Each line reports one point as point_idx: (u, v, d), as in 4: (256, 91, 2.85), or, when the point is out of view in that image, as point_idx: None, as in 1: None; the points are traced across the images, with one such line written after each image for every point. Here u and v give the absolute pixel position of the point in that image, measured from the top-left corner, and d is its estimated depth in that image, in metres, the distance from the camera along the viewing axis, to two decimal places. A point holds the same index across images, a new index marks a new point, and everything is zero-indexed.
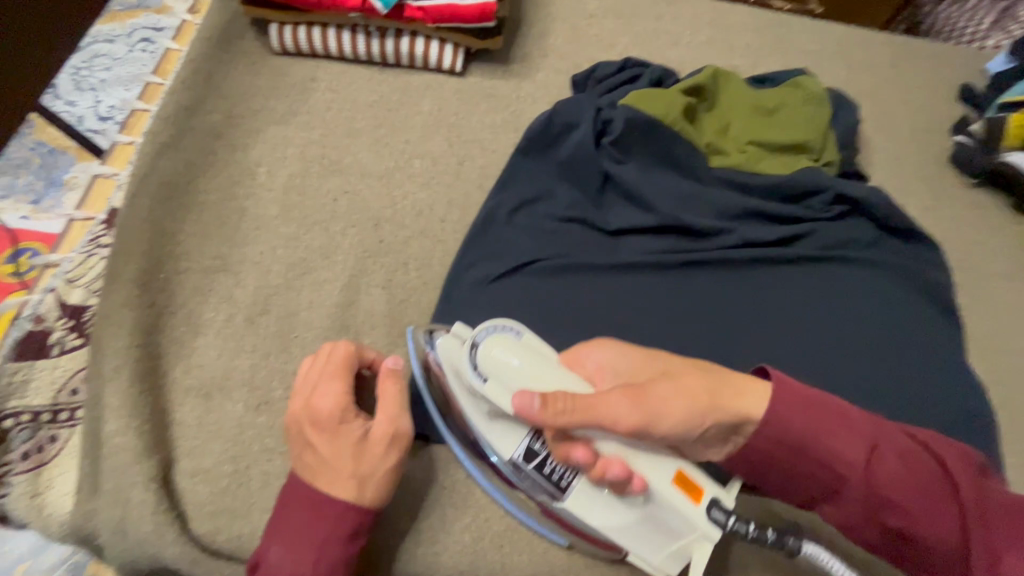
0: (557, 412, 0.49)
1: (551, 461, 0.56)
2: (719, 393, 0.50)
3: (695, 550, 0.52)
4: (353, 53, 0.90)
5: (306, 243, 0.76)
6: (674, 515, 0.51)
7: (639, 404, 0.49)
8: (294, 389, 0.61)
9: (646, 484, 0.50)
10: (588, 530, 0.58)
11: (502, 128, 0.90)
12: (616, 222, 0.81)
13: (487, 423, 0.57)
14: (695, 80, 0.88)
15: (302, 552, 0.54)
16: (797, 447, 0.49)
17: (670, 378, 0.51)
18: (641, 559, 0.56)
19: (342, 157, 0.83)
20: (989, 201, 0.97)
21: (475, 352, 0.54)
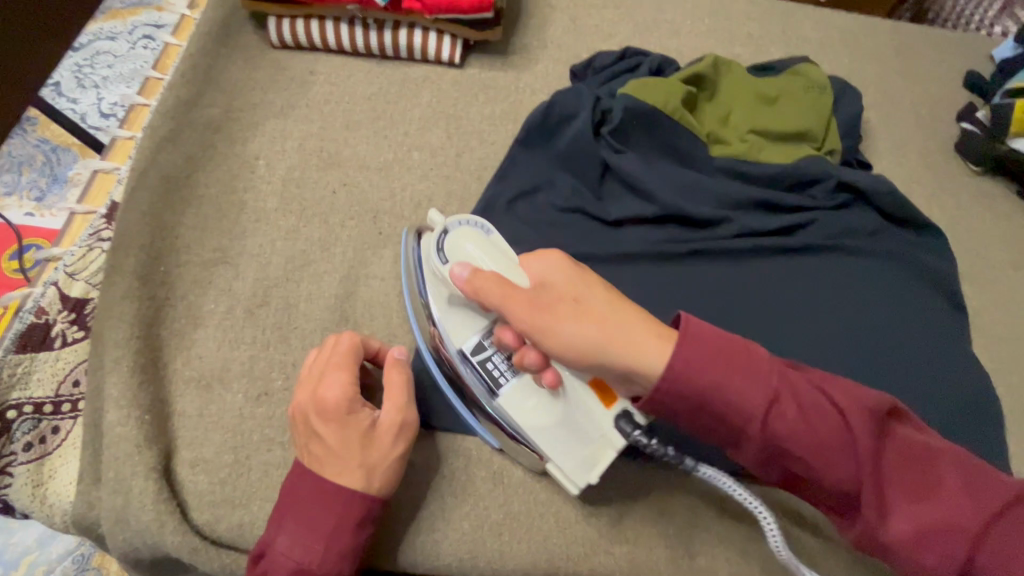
0: (485, 288, 0.56)
1: (494, 358, 0.61)
2: (619, 335, 0.52)
3: (600, 455, 0.59)
4: (352, 46, 0.89)
5: (305, 236, 0.76)
6: (582, 412, 0.59)
7: (538, 310, 0.54)
8: (299, 381, 0.61)
9: (557, 379, 0.58)
10: (510, 430, 0.62)
11: (501, 119, 0.90)
12: (616, 212, 0.80)
13: (444, 309, 0.63)
14: (696, 69, 0.88)
15: (312, 541, 0.53)
16: (694, 397, 0.48)
17: (578, 304, 0.54)
18: (551, 461, 0.60)
19: (341, 150, 0.83)
20: (996, 189, 0.96)
21: (444, 236, 0.62)
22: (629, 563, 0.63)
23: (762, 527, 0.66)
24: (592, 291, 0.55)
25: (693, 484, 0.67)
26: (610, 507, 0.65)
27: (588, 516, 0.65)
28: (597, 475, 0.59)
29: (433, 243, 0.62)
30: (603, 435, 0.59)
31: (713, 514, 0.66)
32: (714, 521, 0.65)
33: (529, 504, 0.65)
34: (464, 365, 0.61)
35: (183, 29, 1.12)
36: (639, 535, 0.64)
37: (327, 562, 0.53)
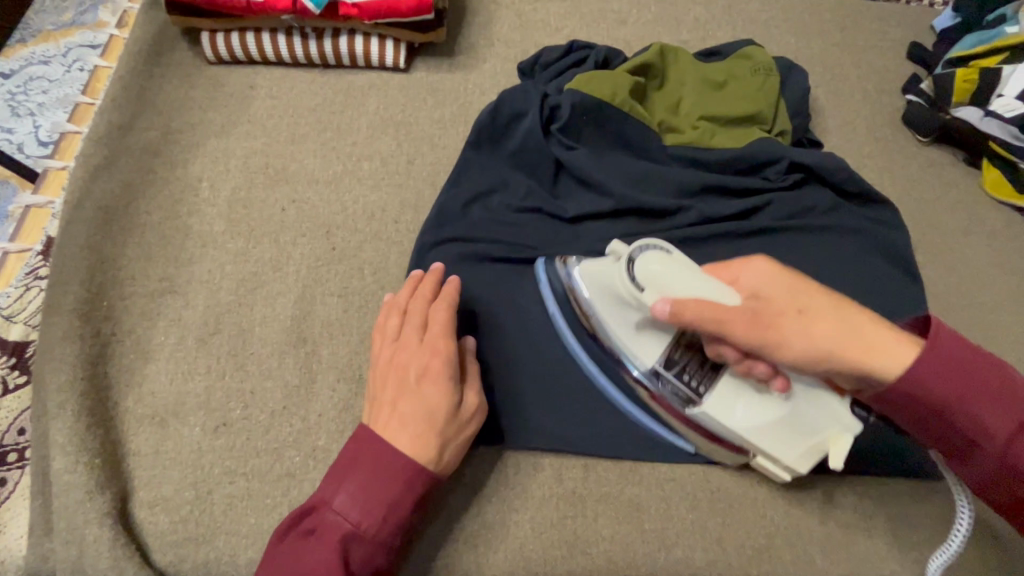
0: (693, 314, 0.54)
1: (687, 371, 0.63)
2: (861, 343, 0.53)
3: (832, 439, 0.58)
4: (291, 57, 0.87)
5: (256, 257, 0.74)
6: (814, 408, 0.59)
7: (762, 332, 0.54)
8: (400, 338, 0.64)
9: (786, 384, 0.58)
10: (722, 434, 0.63)
11: (452, 122, 0.88)
12: (573, 208, 0.80)
13: (631, 334, 0.65)
14: (642, 59, 0.87)
15: (372, 508, 0.56)
16: (928, 404, 0.51)
17: (805, 314, 0.54)
18: (775, 460, 0.61)
19: (288, 166, 0.81)
20: (943, 157, 0.98)
21: (632, 266, 0.60)
22: (608, 562, 0.63)
23: (738, 514, 0.67)
24: (817, 300, 0.54)
25: (663, 477, 0.67)
26: (583, 507, 0.65)
27: (565, 519, 0.64)
28: (841, 462, 0.57)
29: (623, 274, 0.60)
30: (836, 423, 0.59)
31: (688, 506, 0.66)
32: (689, 512, 0.66)
33: (502, 513, 0.64)
34: (659, 381, 0.64)
35: (115, 51, 1.06)
36: (617, 530, 0.64)
37: (382, 531, 0.56)
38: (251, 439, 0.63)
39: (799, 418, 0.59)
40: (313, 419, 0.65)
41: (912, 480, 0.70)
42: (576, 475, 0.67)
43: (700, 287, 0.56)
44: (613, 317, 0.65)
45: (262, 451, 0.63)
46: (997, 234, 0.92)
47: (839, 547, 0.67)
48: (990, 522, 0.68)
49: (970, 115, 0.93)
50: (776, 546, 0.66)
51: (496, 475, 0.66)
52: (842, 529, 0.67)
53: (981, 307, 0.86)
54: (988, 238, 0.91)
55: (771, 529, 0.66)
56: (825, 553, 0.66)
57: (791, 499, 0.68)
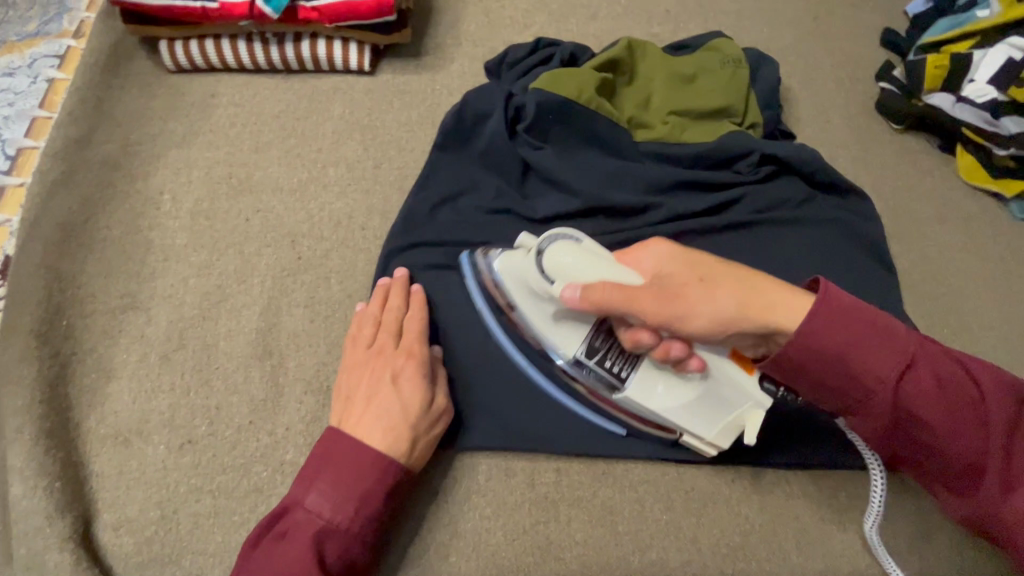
0: (602, 297, 0.55)
1: (609, 356, 0.62)
2: (756, 303, 0.53)
3: (748, 416, 0.58)
4: (253, 63, 0.85)
5: (219, 270, 0.72)
6: (730, 385, 0.57)
7: (668, 305, 0.54)
8: (374, 342, 0.65)
9: (703, 364, 0.56)
10: (647, 416, 0.63)
11: (419, 124, 0.87)
12: (542, 208, 0.79)
13: (551, 325, 0.63)
14: (609, 55, 0.86)
15: (345, 503, 0.56)
16: (824, 359, 0.51)
17: (706, 281, 0.54)
18: (697, 436, 0.62)
19: (252, 175, 0.79)
20: (918, 144, 0.97)
21: (540, 256, 0.59)
22: (582, 566, 0.63)
23: (712, 513, 0.66)
24: (713, 270, 0.55)
25: (636, 479, 0.67)
26: (556, 512, 0.65)
27: (537, 524, 0.64)
28: (754, 438, 0.58)
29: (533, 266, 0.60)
30: (751, 401, 0.57)
31: (662, 507, 0.66)
32: (663, 513, 0.66)
33: (474, 521, 0.64)
34: (582, 369, 0.63)
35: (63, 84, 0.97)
36: (590, 534, 0.64)
37: (355, 524, 0.56)
38: (217, 455, 0.63)
39: (716, 395, 0.58)
40: (281, 433, 0.65)
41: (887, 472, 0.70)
42: (549, 480, 0.66)
43: (604, 271, 0.57)
44: (530, 307, 0.63)
45: (228, 467, 0.62)
46: (972, 220, 0.91)
47: (815, 543, 0.66)
48: None
49: (943, 101, 0.92)
50: (751, 544, 0.66)
51: (468, 482, 0.65)
52: (817, 524, 0.67)
53: (957, 295, 0.86)
54: (963, 225, 0.91)
55: (746, 527, 0.66)
56: (800, 549, 0.66)
57: (765, 496, 0.68)
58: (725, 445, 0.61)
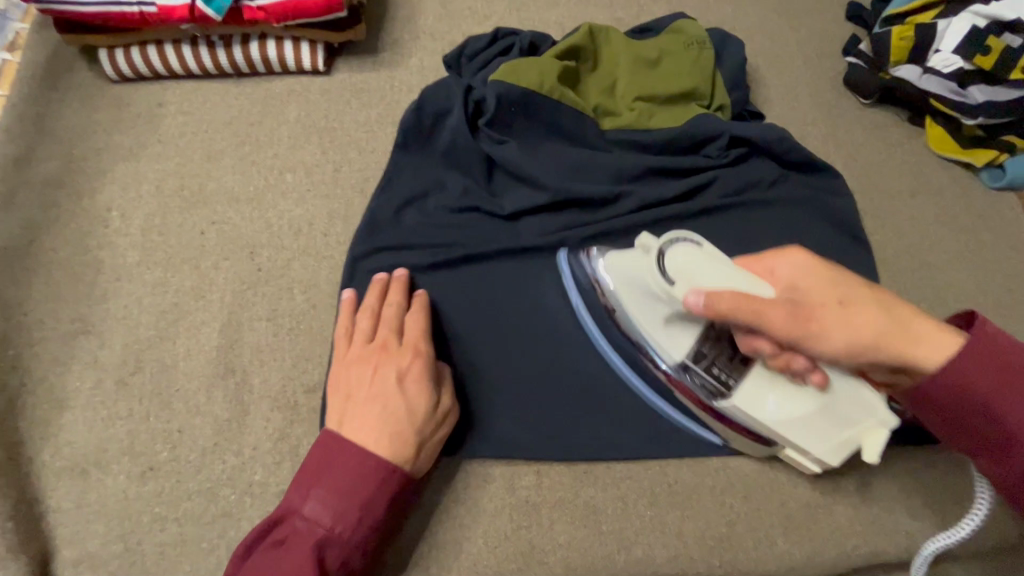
0: (726, 306, 0.53)
1: (716, 363, 0.61)
2: (898, 332, 0.53)
3: (869, 433, 0.57)
4: (200, 69, 0.82)
5: (175, 287, 0.69)
6: (851, 402, 0.56)
7: (800, 325, 0.53)
8: (378, 337, 0.64)
9: (822, 381, 0.56)
10: (748, 427, 0.63)
11: (379, 123, 0.84)
12: (510, 205, 0.76)
13: (658, 328, 0.62)
14: (570, 42, 0.83)
15: (347, 511, 0.55)
16: (966, 397, 0.50)
17: (845, 305, 0.53)
18: (804, 451, 0.62)
19: (206, 186, 0.76)
20: (887, 119, 0.96)
21: (660, 259, 0.58)
22: (566, 570, 0.61)
23: (697, 505, 0.65)
24: (855, 291, 0.54)
25: (619, 475, 0.66)
26: (538, 516, 0.63)
27: (519, 530, 0.63)
28: (875, 454, 0.56)
29: (653, 268, 0.58)
30: (873, 418, 0.56)
31: (648, 504, 0.65)
32: (648, 509, 0.65)
33: (453, 530, 0.62)
34: (687, 373, 0.62)
35: None
36: (574, 535, 0.63)
37: (357, 533, 0.55)
38: (181, 482, 0.60)
39: (836, 412, 0.57)
40: (248, 453, 0.62)
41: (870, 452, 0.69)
42: (529, 483, 0.65)
43: (729, 280, 0.55)
44: (640, 309, 0.63)
45: (193, 493, 0.60)
46: (944, 191, 0.91)
47: (802, 529, 0.65)
48: (945, 485, 0.69)
49: (910, 73, 0.91)
50: (737, 534, 0.65)
51: (444, 492, 0.64)
52: (803, 510, 0.66)
53: (932, 268, 0.85)
54: (935, 197, 0.90)
55: (731, 517, 0.65)
56: (787, 536, 0.65)
57: (748, 485, 0.67)
58: (832, 462, 0.60)
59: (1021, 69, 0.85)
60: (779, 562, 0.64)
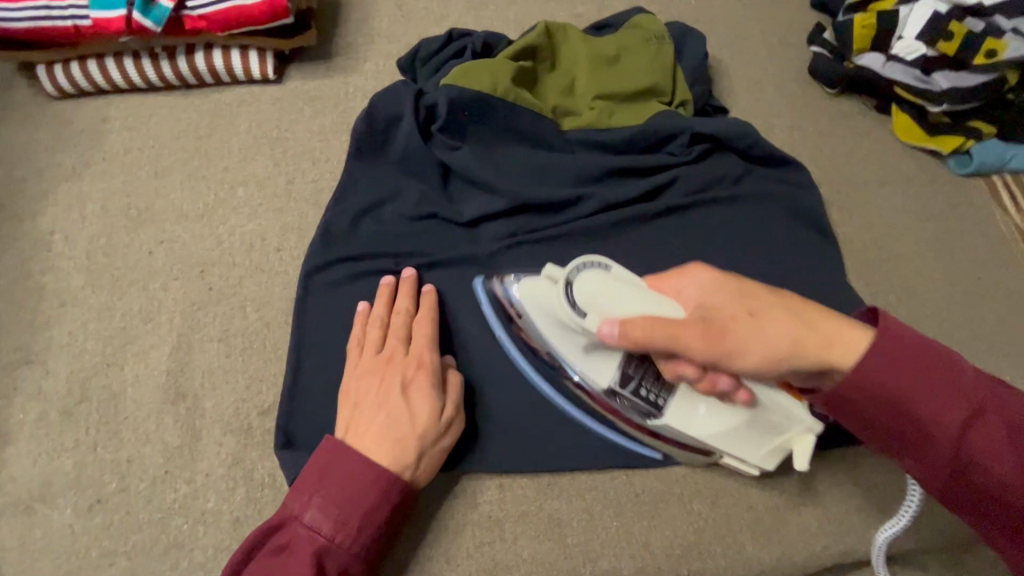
0: (641, 334, 0.51)
1: (644, 382, 0.59)
2: (808, 339, 0.50)
3: (795, 441, 0.58)
4: (144, 82, 0.79)
5: (122, 311, 0.67)
6: (779, 413, 0.57)
7: (716, 343, 0.51)
8: (384, 348, 0.63)
9: (750, 396, 0.56)
10: (684, 441, 0.62)
11: (334, 131, 0.82)
12: (468, 211, 0.74)
13: (581, 357, 0.60)
14: (525, 41, 0.81)
15: (347, 520, 0.55)
16: (880, 398, 0.47)
17: (755, 317, 0.51)
18: (741, 460, 0.62)
19: (153, 204, 0.74)
20: (854, 108, 0.95)
21: (569, 289, 0.55)
22: None
23: (664, 511, 0.64)
24: (760, 299, 0.52)
25: (584, 486, 0.65)
26: (501, 531, 0.62)
27: (482, 546, 0.62)
28: (806, 463, 0.57)
29: (561, 299, 0.55)
30: (800, 427, 0.57)
31: (614, 513, 0.64)
32: (614, 518, 0.64)
33: (414, 550, 0.61)
34: (615, 398, 0.60)
35: None
36: (539, 549, 0.62)
37: (356, 542, 0.55)
38: (131, 513, 0.59)
39: (765, 423, 0.58)
40: (201, 480, 0.60)
41: (838, 449, 0.68)
42: (492, 498, 0.63)
43: (637, 304, 0.53)
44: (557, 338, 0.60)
45: (144, 524, 0.58)
46: (912, 180, 0.90)
47: (770, 531, 0.65)
48: None
49: (873, 62, 0.90)
50: (705, 540, 0.64)
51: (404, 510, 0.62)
52: (772, 511, 0.65)
53: (900, 259, 0.84)
54: (903, 187, 0.89)
55: (699, 523, 0.64)
56: (755, 539, 0.64)
57: (714, 490, 0.66)
58: (766, 469, 0.61)
59: (983, 55, 0.84)
60: (748, 566, 0.63)
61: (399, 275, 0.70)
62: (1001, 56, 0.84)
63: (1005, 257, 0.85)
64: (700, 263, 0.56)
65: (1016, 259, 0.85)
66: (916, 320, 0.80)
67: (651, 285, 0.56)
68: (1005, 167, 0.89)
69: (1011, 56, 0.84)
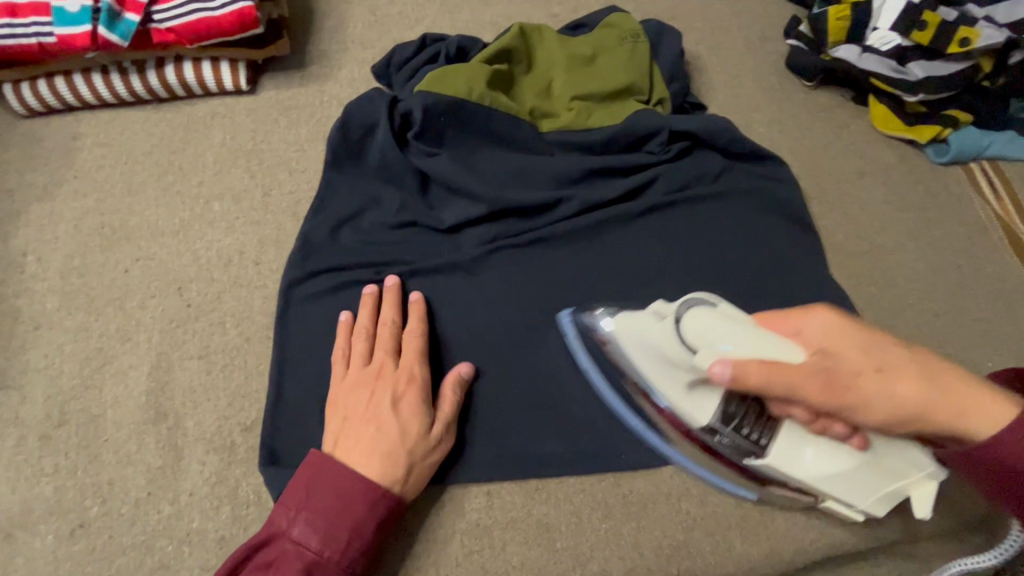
0: (758, 379, 0.51)
1: (748, 424, 0.58)
2: (942, 404, 0.51)
3: (918, 488, 0.57)
4: (115, 97, 0.78)
5: (99, 331, 0.67)
6: (898, 457, 0.56)
7: (840, 396, 0.51)
8: (377, 361, 0.63)
9: (865, 442, 0.56)
10: (788, 484, 0.61)
11: (310, 141, 0.81)
12: (448, 217, 0.74)
13: (680, 393, 0.59)
14: (500, 44, 0.80)
15: (335, 534, 0.54)
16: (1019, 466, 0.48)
17: (883, 373, 0.51)
18: (847, 504, 0.60)
19: (127, 221, 0.73)
20: (832, 100, 0.95)
21: (679, 326, 0.55)
22: None
23: (653, 512, 0.64)
24: (897, 356, 0.52)
25: (572, 490, 0.65)
26: (490, 539, 0.62)
27: (471, 555, 0.61)
28: (927, 510, 0.57)
29: (671, 338, 0.56)
30: (921, 471, 0.56)
31: (604, 516, 0.64)
32: (603, 520, 0.64)
33: (403, 562, 0.60)
34: (716, 435, 0.60)
35: None
36: (529, 555, 0.62)
37: (346, 556, 0.54)
38: (113, 537, 0.58)
39: (881, 466, 0.57)
40: (184, 500, 0.60)
41: None
42: (480, 506, 0.63)
43: (755, 345, 0.52)
44: (658, 376, 0.60)
45: (127, 547, 0.58)
46: (891, 170, 0.90)
47: (758, 527, 0.65)
48: None
49: (850, 53, 0.90)
50: (694, 539, 0.64)
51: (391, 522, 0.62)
52: (759, 507, 0.66)
53: (881, 250, 0.84)
54: (883, 177, 0.90)
55: (688, 523, 0.64)
56: (744, 536, 0.64)
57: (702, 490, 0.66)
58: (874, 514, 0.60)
59: (956, 44, 0.85)
60: (738, 564, 0.64)
61: (383, 283, 0.70)
62: (973, 44, 0.84)
63: (984, 244, 0.86)
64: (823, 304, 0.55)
65: (995, 245, 0.86)
66: (899, 310, 0.80)
67: (760, 322, 0.55)
68: (982, 155, 0.90)
69: (984, 44, 0.84)
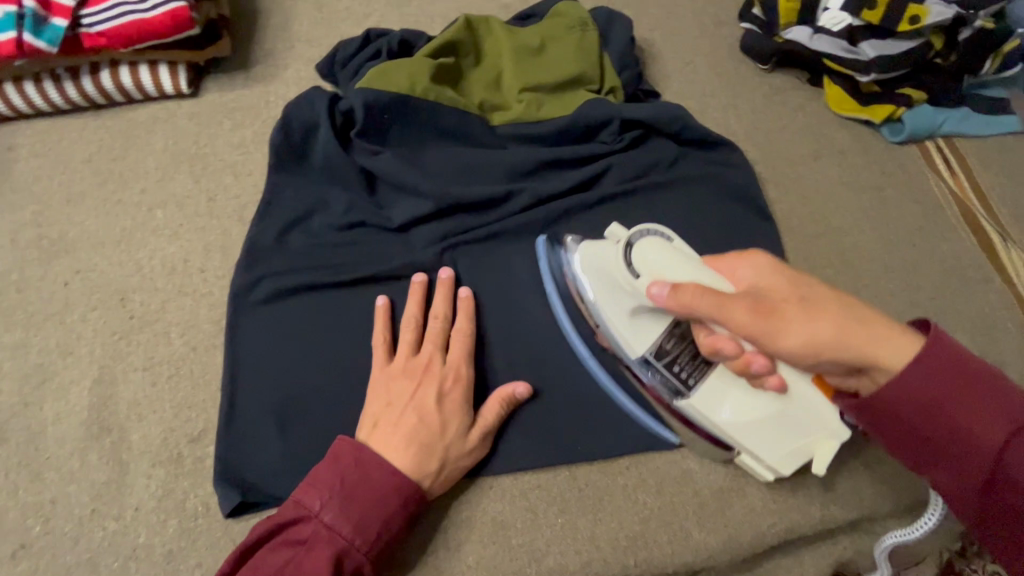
0: (690, 299, 0.54)
1: (679, 360, 0.61)
2: (852, 334, 0.51)
3: (820, 445, 0.58)
4: (50, 105, 0.76)
5: (39, 346, 0.65)
6: (806, 410, 0.57)
7: (764, 319, 0.53)
8: (427, 351, 0.64)
9: (781, 386, 0.56)
10: (707, 430, 0.63)
11: (255, 143, 0.79)
12: (397, 215, 0.73)
13: (623, 322, 0.62)
14: (444, 37, 0.79)
15: (367, 523, 0.54)
16: (912, 402, 0.48)
17: (807, 305, 0.53)
18: (757, 458, 0.61)
19: (66, 233, 0.71)
20: (788, 83, 0.95)
21: (628, 249, 0.59)
22: None
23: (610, 504, 0.64)
24: (816, 292, 0.53)
25: (527, 486, 0.64)
26: (444, 539, 0.62)
27: (425, 557, 0.61)
28: (823, 467, 0.58)
29: (620, 258, 0.59)
30: (826, 428, 0.58)
31: (560, 510, 0.64)
32: (560, 514, 0.63)
33: None
34: (649, 369, 0.62)
35: None
36: (484, 553, 0.61)
37: (372, 546, 0.55)
38: (57, 556, 0.57)
39: (794, 420, 0.58)
40: (129, 515, 0.59)
41: None
42: (434, 507, 0.63)
43: (692, 273, 0.56)
44: (607, 306, 0.62)
45: (72, 565, 0.57)
46: (847, 151, 0.90)
47: (715, 515, 0.65)
48: (855, 452, 0.68)
49: (801, 35, 0.90)
50: (650, 529, 0.64)
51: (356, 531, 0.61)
52: (716, 495, 0.66)
53: (837, 232, 0.84)
54: (838, 158, 0.89)
55: (645, 513, 0.64)
56: (701, 524, 0.64)
57: (657, 480, 0.66)
58: (784, 473, 0.61)
59: (907, 21, 0.84)
60: (695, 553, 0.64)
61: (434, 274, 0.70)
62: (923, 22, 0.84)
63: (939, 221, 0.86)
64: (763, 252, 0.58)
65: (951, 223, 0.86)
66: (856, 291, 0.80)
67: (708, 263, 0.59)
68: (937, 132, 0.90)
69: (933, 21, 0.84)
